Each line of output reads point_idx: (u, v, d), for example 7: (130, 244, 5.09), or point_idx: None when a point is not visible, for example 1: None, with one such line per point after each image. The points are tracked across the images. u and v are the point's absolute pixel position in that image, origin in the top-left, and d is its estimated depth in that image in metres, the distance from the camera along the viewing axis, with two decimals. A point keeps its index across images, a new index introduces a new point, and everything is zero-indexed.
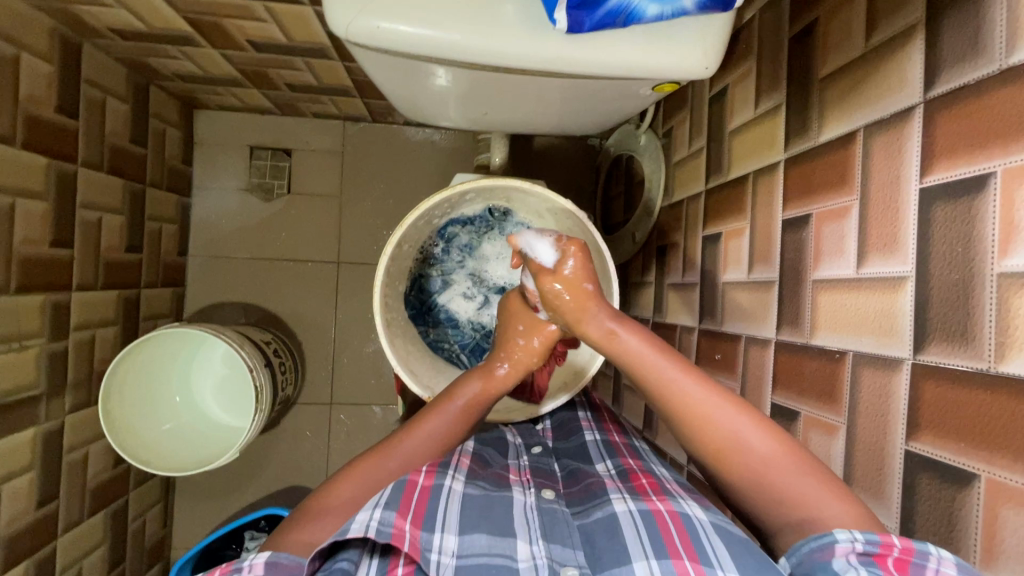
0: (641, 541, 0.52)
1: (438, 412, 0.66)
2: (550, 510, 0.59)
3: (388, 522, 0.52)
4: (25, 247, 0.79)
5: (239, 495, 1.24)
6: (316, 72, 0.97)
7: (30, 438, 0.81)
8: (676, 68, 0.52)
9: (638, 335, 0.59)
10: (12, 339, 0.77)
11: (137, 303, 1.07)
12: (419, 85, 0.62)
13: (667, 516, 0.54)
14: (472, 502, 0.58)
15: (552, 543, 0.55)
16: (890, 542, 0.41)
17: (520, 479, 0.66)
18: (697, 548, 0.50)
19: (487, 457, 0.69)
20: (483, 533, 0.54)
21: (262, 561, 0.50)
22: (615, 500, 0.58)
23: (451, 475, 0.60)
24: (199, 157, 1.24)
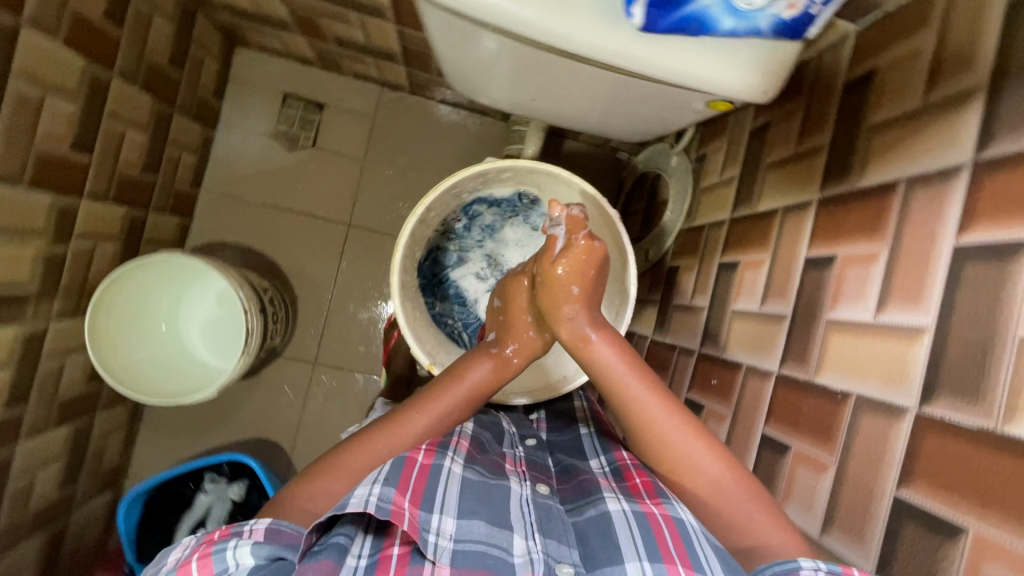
0: (637, 545, 0.51)
1: (444, 392, 0.67)
2: (545, 505, 0.57)
3: (388, 498, 0.50)
4: (45, 143, 0.78)
5: (205, 438, 1.22)
6: (368, 31, 0.97)
7: (12, 336, 0.80)
8: (736, 87, 0.52)
9: (611, 349, 0.64)
10: (14, 233, 0.76)
11: (142, 224, 1.06)
12: (477, 56, 0.63)
13: (661, 520, 0.53)
14: (469, 487, 0.56)
15: (549, 538, 0.53)
16: (850, 573, 0.42)
17: (515, 468, 0.64)
18: (693, 557, 0.49)
19: (483, 442, 0.66)
20: (482, 520, 0.53)
21: (262, 528, 0.52)
22: (609, 499, 0.57)
23: (450, 457, 0.58)
24: (231, 93, 1.23)
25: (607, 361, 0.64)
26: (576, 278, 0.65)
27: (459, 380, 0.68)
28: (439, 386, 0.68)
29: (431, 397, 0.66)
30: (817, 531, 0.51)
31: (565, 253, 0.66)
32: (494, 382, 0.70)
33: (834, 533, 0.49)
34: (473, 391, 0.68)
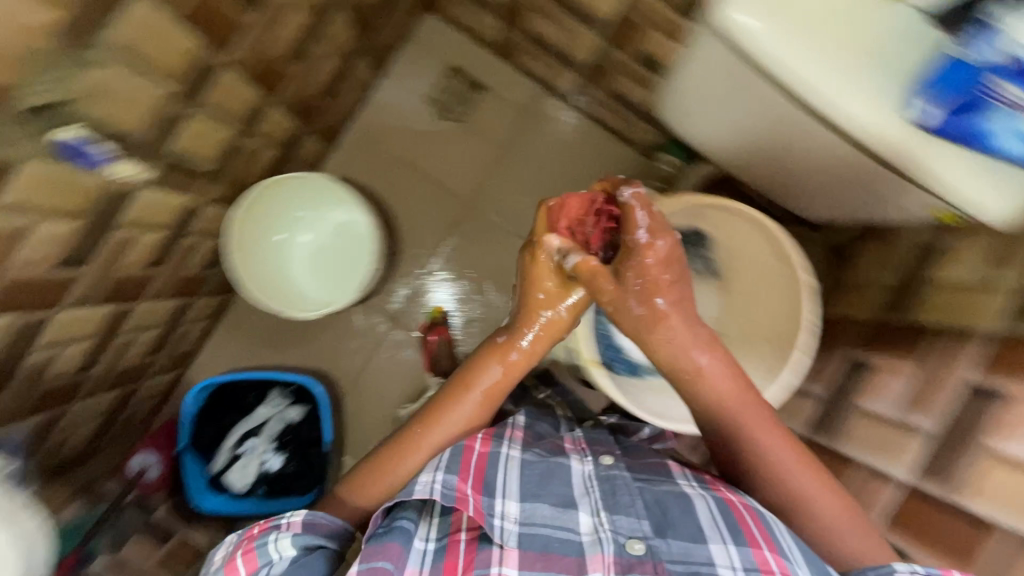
0: (718, 527, 0.61)
1: (454, 402, 0.71)
2: (609, 477, 0.66)
3: (451, 486, 0.60)
4: (277, 47, 0.83)
5: (274, 353, 1.26)
6: (573, 36, 1.02)
7: (180, 204, 0.85)
8: (974, 202, 0.58)
9: (723, 371, 0.65)
10: (222, 116, 0.81)
11: (301, 142, 1.11)
12: (721, 99, 0.67)
13: (740, 507, 0.63)
14: (529, 468, 0.65)
15: (615, 514, 0.62)
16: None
17: (574, 447, 0.72)
18: (775, 541, 0.59)
19: (539, 432, 0.74)
20: (546, 504, 0.62)
21: (299, 521, 0.62)
22: (682, 483, 0.67)
23: (506, 445, 0.67)
24: (408, 50, 1.30)
25: (722, 385, 0.65)
26: (642, 276, 0.63)
27: (468, 389, 0.71)
28: (449, 396, 0.71)
29: (440, 411, 0.70)
30: None
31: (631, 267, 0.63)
32: (505, 381, 0.72)
33: None
34: (486, 393, 0.71)
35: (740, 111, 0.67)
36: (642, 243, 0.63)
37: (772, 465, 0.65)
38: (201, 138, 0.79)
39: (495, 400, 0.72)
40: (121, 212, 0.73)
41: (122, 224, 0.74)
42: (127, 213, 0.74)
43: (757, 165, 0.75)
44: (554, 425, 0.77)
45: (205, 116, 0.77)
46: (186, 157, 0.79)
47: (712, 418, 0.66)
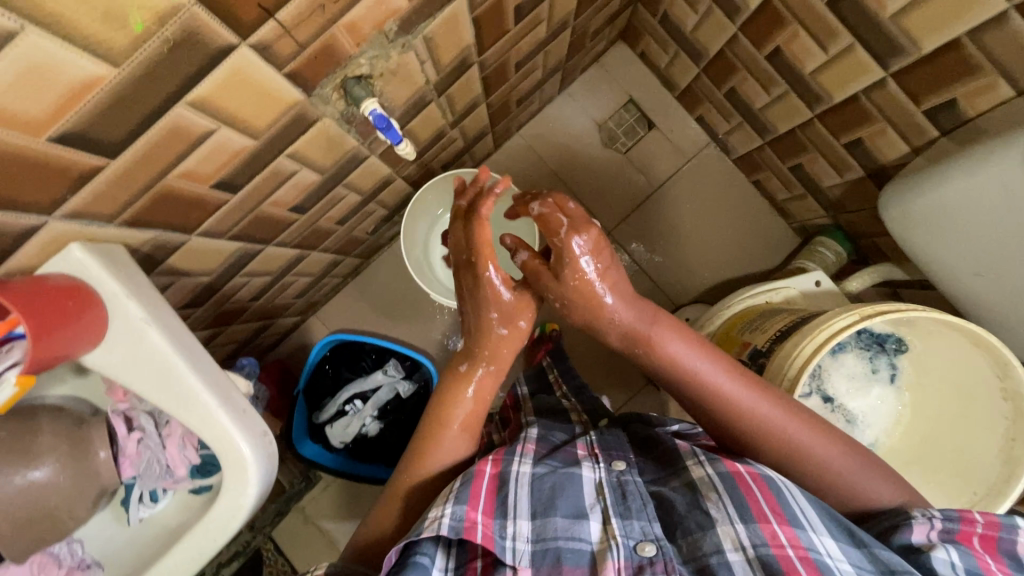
0: (726, 508, 0.59)
1: (438, 442, 0.75)
2: (619, 484, 0.65)
3: (460, 516, 0.60)
4: (515, 54, 0.87)
5: (389, 324, 1.30)
6: (778, 104, 1.01)
7: (384, 175, 0.90)
8: None
9: (680, 343, 0.70)
10: (450, 106, 0.85)
11: (480, 139, 1.15)
12: (976, 222, 0.72)
13: (748, 478, 0.62)
14: (537, 483, 0.64)
15: (629, 520, 0.61)
16: (973, 519, 0.56)
17: (589, 453, 0.71)
18: (788, 512, 0.58)
19: (551, 441, 0.76)
20: (557, 514, 0.61)
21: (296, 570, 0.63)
22: (693, 467, 0.66)
23: (516, 461, 0.68)
24: (590, 74, 1.33)
25: (681, 354, 0.70)
26: (556, 263, 0.70)
27: (444, 427, 0.75)
28: (428, 434, 0.76)
29: (426, 446, 0.75)
30: None
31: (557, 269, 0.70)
32: (479, 404, 0.77)
33: None
34: (466, 421, 0.76)
35: (993, 236, 0.72)
36: (566, 243, 0.68)
37: (761, 426, 0.67)
38: (427, 120, 0.83)
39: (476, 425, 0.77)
40: (348, 173, 0.77)
41: (344, 182, 0.79)
42: (350, 174, 0.79)
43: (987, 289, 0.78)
44: (567, 434, 0.79)
45: (440, 102, 0.81)
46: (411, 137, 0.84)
47: (677, 379, 0.70)
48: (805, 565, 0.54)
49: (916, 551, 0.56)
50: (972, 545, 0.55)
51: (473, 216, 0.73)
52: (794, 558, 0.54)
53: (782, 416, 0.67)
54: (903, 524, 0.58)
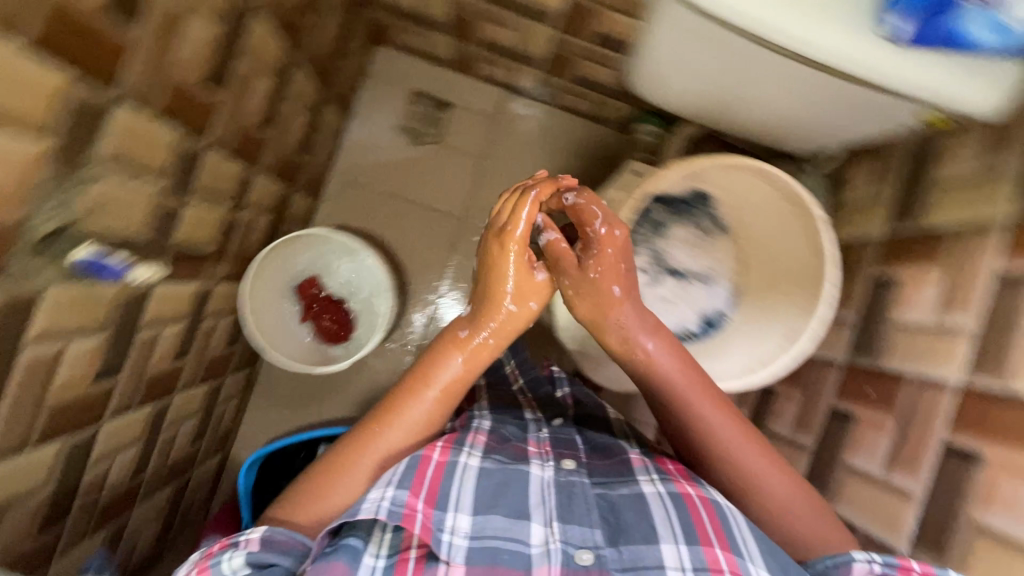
0: (673, 527, 0.63)
1: (416, 399, 0.69)
2: (569, 488, 0.67)
3: (401, 501, 0.59)
4: (249, 116, 0.84)
5: (311, 410, 1.27)
6: (525, 34, 1.03)
7: (192, 291, 0.86)
8: (956, 97, 0.59)
9: (668, 358, 0.73)
10: (213, 196, 0.82)
11: (288, 202, 1.12)
12: (688, 56, 0.67)
13: (697, 501, 0.66)
14: (485, 479, 0.65)
15: (569, 524, 0.63)
16: (909, 565, 0.56)
17: (538, 451, 0.73)
18: (729, 538, 0.62)
19: (504, 434, 0.75)
20: (500, 515, 0.62)
21: (257, 538, 0.59)
22: (644, 482, 0.69)
23: (465, 453, 0.67)
24: (367, 87, 1.31)
25: (671, 368, 0.73)
26: (587, 245, 0.75)
27: (427, 383, 0.70)
28: (403, 395, 0.70)
29: (399, 407, 0.69)
30: None
31: (593, 248, 0.74)
32: (463, 379, 0.72)
33: None
34: (443, 390, 0.70)
35: (710, 62, 0.67)
36: (600, 233, 0.74)
37: (720, 441, 0.70)
38: (197, 221, 0.80)
39: (453, 406, 0.72)
40: (141, 313, 0.73)
41: (144, 324, 0.75)
42: (145, 313, 0.74)
43: (739, 108, 0.75)
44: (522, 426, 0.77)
45: (196, 199, 0.77)
46: (190, 245, 0.80)
47: (662, 388, 0.73)
48: None
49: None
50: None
51: (525, 194, 0.75)
52: None
53: (739, 435, 0.71)
54: (843, 562, 0.59)
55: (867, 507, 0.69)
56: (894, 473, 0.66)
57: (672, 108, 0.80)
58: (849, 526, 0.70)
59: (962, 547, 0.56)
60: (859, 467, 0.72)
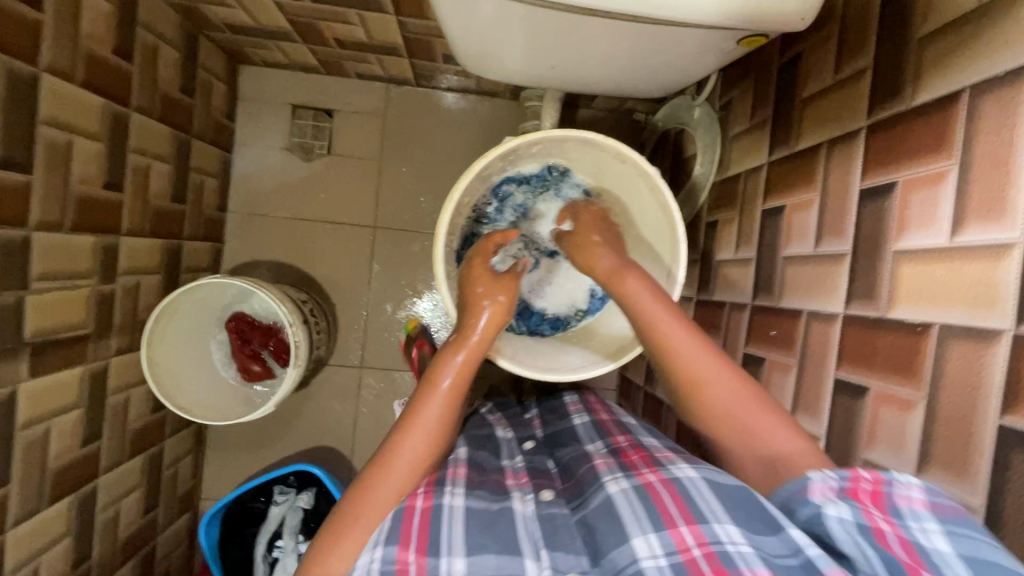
0: (638, 517, 0.52)
1: (428, 401, 0.62)
2: (550, 516, 0.56)
3: (391, 558, 0.49)
4: (81, 186, 0.79)
5: (266, 451, 1.25)
6: (369, 26, 0.95)
7: (78, 376, 0.83)
8: (770, 15, 0.49)
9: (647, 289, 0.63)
10: (65, 277, 0.78)
11: (180, 254, 1.07)
12: (482, 32, 0.61)
13: (660, 487, 0.55)
14: (475, 516, 0.54)
15: (557, 551, 0.52)
16: (859, 475, 0.45)
17: (517, 483, 0.63)
18: (693, 510, 0.50)
19: (481, 463, 0.65)
20: (492, 554, 0.50)
21: None
22: (608, 483, 0.58)
23: (449, 492, 0.56)
24: (242, 113, 1.24)
25: (649, 303, 0.61)
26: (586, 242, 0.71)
27: (435, 388, 0.63)
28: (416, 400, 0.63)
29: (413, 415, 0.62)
30: (913, 472, 0.47)
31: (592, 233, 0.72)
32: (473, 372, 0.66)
33: (932, 471, 0.46)
34: (456, 381, 0.64)
35: (509, 34, 0.60)
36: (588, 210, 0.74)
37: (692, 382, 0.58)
38: (52, 309, 0.76)
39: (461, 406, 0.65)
40: (12, 418, 0.71)
41: (21, 426, 0.73)
42: (19, 416, 0.73)
43: (570, 69, 0.68)
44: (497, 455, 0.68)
45: (40, 288, 0.74)
46: (52, 334, 0.77)
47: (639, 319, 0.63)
48: (710, 562, 0.46)
49: (813, 514, 0.45)
50: (864, 501, 0.43)
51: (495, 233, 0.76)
52: (700, 558, 0.46)
53: (711, 361, 0.58)
54: (799, 483, 0.47)
55: None
56: (799, 418, 0.63)
57: (513, 81, 0.75)
58: None
59: None
60: None
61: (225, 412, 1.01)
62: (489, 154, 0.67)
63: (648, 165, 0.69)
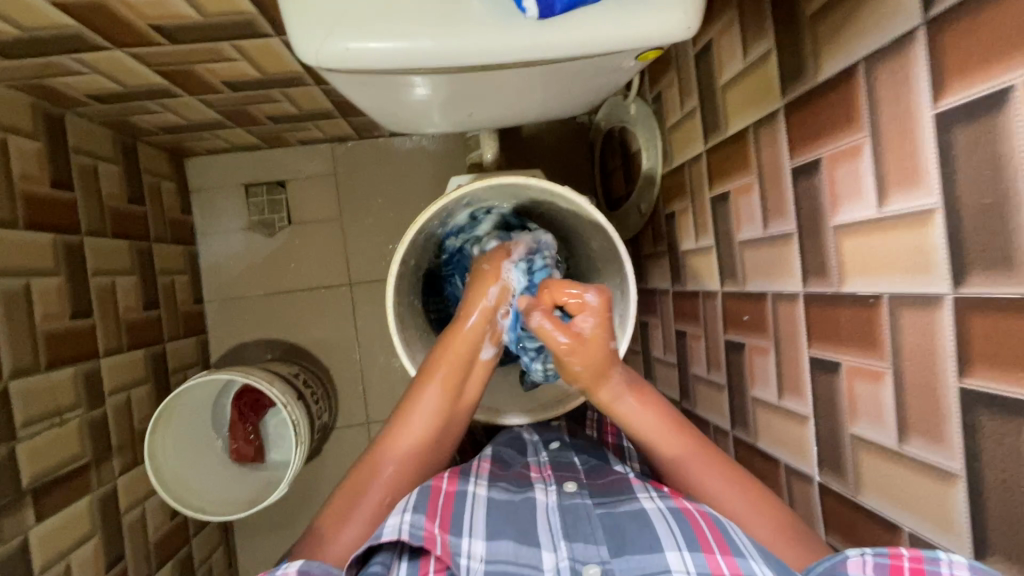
0: (673, 535, 0.54)
1: (421, 396, 0.65)
2: (572, 508, 0.59)
3: (419, 525, 0.54)
4: (47, 323, 0.80)
5: (292, 528, 1.24)
6: (295, 100, 0.96)
7: (87, 505, 0.83)
8: (655, 33, 0.50)
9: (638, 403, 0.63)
10: (50, 416, 0.78)
11: (164, 358, 1.08)
12: (395, 98, 0.63)
13: (696, 513, 0.56)
14: (496, 507, 0.59)
15: (575, 541, 0.55)
16: (899, 553, 0.44)
17: (540, 475, 0.66)
18: (728, 542, 0.53)
19: (505, 459, 0.71)
20: (509, 540, 0.56)
21: (293, 570, 0.51)
22: (642, 497, 0.60)
23: (474, 482, 0.62)
24: (197, 205, 1.24)
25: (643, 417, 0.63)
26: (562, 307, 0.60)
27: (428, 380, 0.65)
28: (410, 397, 0.66)
29: (408, 409, 0.65)
30: (896, 442, 0.47)
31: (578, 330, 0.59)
32: (467, 369, 0.67)
33: (913, 441, 0.46)
34: (449, 377, 0.66)
35: (420, 94, 0.62)
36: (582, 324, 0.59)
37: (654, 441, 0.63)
38: (43, 450, 0.77)
39: (460, 402, 0.67)
40: (29, 567, 0.72)
41: (39, 571, 0.74)
42: (35, 563, 0.73)
43: (488, 112, 0.70)
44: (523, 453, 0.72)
45: (28, 435, 0.75)
46: (50, 472, 0.77)
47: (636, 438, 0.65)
48: None
49: None
50: None
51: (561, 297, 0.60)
52: None
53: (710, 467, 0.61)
54: (836, 565, 0.47)
55: (777, 438, 0.66)
56: (786, 400, 0.63)
57: (440, 130, 0.77)
58: (772, 460, 0.67)
59: (852, 465, 0.53)
60: (760, 398, 0.68)
61: (235, 506, 1.00)
62: (421, 219, 0.70)
63: (578, 196, 0.69)
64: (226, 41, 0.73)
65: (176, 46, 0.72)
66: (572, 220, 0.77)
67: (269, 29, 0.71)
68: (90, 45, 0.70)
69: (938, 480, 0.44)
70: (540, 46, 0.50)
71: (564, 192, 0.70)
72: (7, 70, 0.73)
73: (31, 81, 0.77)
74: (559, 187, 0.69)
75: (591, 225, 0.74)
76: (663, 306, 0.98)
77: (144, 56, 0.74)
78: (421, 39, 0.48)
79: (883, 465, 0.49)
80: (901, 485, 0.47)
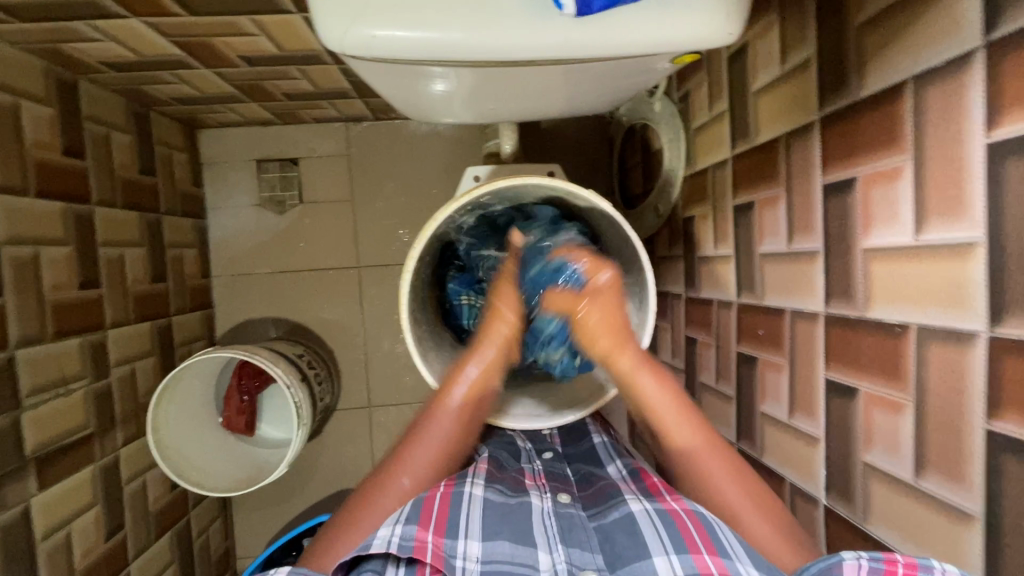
0: (660, 537, 0.55)
1: (420, 439, 0.63)
2: (567, 515, 0.61)
3: (410, 535, 0.54)
4: (55, 293, 0.80)
5: (289, 505, 1.26)
6: (313, 78, 0.94)
7: (90, 476, 0.84)
8: (695, 38, 0.48)
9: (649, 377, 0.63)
10: (57, 385, 0.79)
11: (170, 331, 1.07)
12: (417, 89, 0.61)
13: (683, 514, 0.56)
14: (492, 507, 0.60)
15: (571, 547, 0.57)
16: (894, 558, 0.44)
17: (534, 483, 0.67)
18: (716, 542, 0.53)
19: (501, 462, 0.70)
20: (506, 540, 0.56)
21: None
22: (630, 500, 0.61)
23: (470, 482, 0.62)
24: (209, 177, 1.23)
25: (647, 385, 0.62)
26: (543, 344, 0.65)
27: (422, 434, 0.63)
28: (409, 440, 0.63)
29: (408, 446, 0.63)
30: (911, 476, 0.46)
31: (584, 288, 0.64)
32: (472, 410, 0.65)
33: (930, 476, 0.45)
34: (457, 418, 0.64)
35: (441, 85, 0.59)
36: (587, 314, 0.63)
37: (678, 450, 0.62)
38: (47, 420, 0.77)
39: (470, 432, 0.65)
40: (30, 535, 0.73)
41: (40, 538, 0.74)
42: (36, 531, 0.74)
43: (511, 107, 0.68)
44: (516, 459, 0.72)
45: (34, 404, 0.75)
46: (52, 442, 0.77)
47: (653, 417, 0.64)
48: None
49: None
50: None
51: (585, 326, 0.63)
52: None
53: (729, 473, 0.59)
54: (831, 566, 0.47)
55: (784, 456, 0.65)
56: (797, 419, 0.62)
57: (458, 121, 0.75)
58: (777, 477, 0.66)
59: (862, 493, 0.52)
60: (770, 415, 0.67)
61: (238, 483, 1.00)
62: (439, 215, 0.68)
63: (603, 201, 0.67)
64: (245, 16, 0.71)
65: (194, 17, 0.70)
66: (599, 231, 0.77)
67: (290, 5, 0.68)
68: (107, 13, 0.68)
69: (955, 520, 0.43)
70: (573, 44, 0.47)
71: (586, 196, 0.68)
72: (23, 33, 0.72)
73: (46, 46, 0.76)
74: (578, 188, 0.68)
75: (619, 237, 0.73)
76: (674, 311, 0.96)
77: (160, 26, 0.72)
78: (449, 31, 0.46)
79: (894, 497, 0.49)
80: (914, 522, 0.46)
